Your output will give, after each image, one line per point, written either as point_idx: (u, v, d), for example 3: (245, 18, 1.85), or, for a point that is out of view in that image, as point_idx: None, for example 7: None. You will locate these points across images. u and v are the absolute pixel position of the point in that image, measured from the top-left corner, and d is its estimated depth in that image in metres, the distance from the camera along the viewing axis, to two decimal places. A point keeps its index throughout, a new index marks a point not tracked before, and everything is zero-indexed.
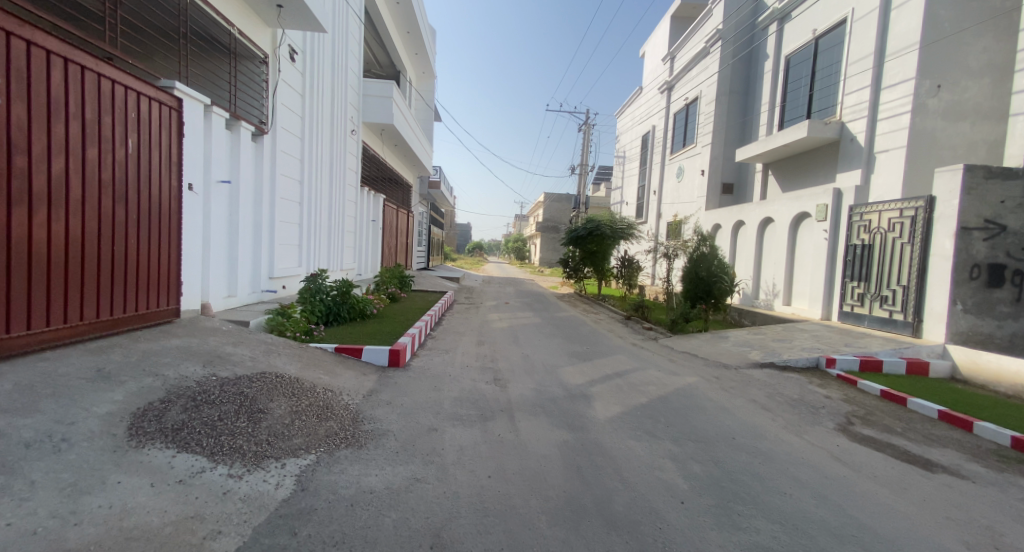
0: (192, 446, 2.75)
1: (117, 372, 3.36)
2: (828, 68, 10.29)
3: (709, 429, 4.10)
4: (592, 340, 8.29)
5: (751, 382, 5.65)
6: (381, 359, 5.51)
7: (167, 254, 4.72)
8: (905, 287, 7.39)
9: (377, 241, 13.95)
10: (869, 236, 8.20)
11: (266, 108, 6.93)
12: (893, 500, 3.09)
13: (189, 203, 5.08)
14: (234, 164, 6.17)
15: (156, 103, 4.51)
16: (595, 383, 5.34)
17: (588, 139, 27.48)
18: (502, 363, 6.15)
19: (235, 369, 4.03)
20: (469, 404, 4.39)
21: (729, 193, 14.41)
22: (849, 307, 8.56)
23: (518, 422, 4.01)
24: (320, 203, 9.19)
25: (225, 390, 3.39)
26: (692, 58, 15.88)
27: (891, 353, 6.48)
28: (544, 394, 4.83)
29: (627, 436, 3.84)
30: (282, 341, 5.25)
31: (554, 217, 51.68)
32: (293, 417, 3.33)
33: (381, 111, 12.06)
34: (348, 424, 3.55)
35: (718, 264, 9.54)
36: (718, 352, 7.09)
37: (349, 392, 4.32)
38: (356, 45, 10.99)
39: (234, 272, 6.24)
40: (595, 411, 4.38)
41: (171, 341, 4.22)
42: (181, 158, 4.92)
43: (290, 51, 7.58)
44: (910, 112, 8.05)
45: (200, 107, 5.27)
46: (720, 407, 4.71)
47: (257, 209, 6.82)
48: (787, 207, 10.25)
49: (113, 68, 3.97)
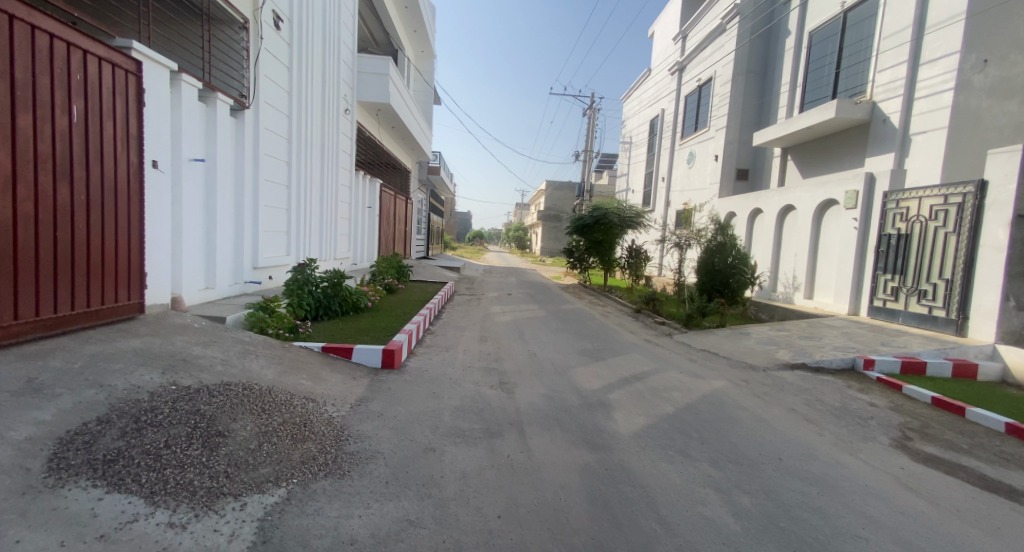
0: (127, 484, 2.18)
1: (51, 383, 2.78)
2: (858, 44, 9.57)
3: (751, 447, 3.53)
4: (603, 335, 7.72)
5: (785, 386, 5.08)
6: (373, 360, 4.94)
7: (128, 241, 4.11)
8: (948, 281, 6.81)
9: (373, 229, 13.33)
10: (906, 225, 7.57)
11: (247, 79, 6.27)
12: (989, 543, 2.54)
13: (154, 182, 4.45)
14: (210, 142, 5.55)
15: (109, 65, 3.86)
16: (613, 388, 4.77)
17: (593, 123, 26.64)
18: (508, 364, 5.58)
19: (201, 376, 3.45)
20: (472, 415, 3.82)
21: (744, 179, 13.76)
22: (881, 302, 7.97)
23: (530, 439, 3.44)
24: (311, 186, 8.56)
25: (178, 407, 2.78)
26: (707, 36, 15.09)
27: (936, 354, 5.90)
28: (557, 402, 4.26)
29: (657, 457, 3.28)
30: (262, 340, 4.67)
31: (556, 205, 50.73)
32: (263, 440, 2.74)
33: (378, 89, 11.34)
34: (330, 446, 2.98)
35: (737, 255, 8.93)
36: (742, 351, 6.52)
37: (333, 402, 3.74)
38: (350, 17, 10.28)
39: (212, 261, 5.66)
40: (617, 425, 3.80)
41: (129, 342, 3.64)
42: (141, 130, 4.26)
43: (274, 17, 6.90)
44: (952, 89, 7.37)
45: (165, 73, 4.61)
46: (757, 418, 4.13)
47: (238, 192, 6.20)
48: (810, 195, 9.63)
49: (49, 18, 3.30)
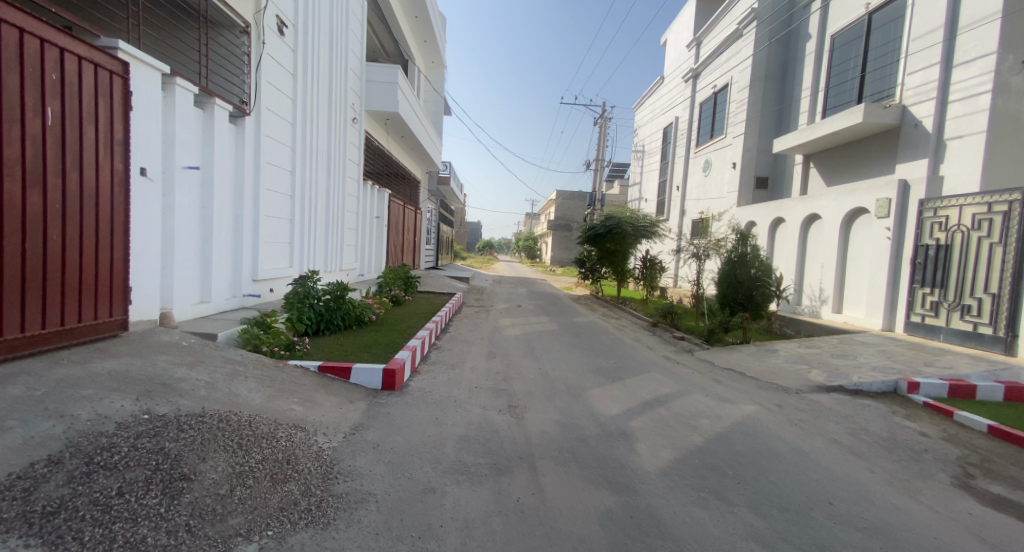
0: (65, 544, 1.83)
1: (1, 414, 2.45)
2: (884, 46, 9.14)
3: (796, 488, 3.08)
4: (619, 352, 7.28)
5: (824, 412, 4.60)
6: (373, 382, 4.59)
7: (109, 253, 3.84)
8: (995, 295, 6.30)
9: (380, 239, 13.06)
10: (945, 235, 7.04)
11: (248, 85, 6.06)
12: None
13: (142, 190, 4.20)
14: (206, 149, 5.32)
15: (90, 65, 3.63)
16: (633, 414, 4.34)
17: (605, 132, 26.32)
18: (518, 384, 5.17)
19: (180, 402, 3.11)
20: (477, 447, 3.43)
21: (763, 187, 13.28)
22: (919, 318, 7.39)
23: (542, 477, 3.03)
24: (316, 196, 8.32)
25: (140, 444, 2.43)
26: (722, 42, 14.72)
27: (985, 377, 5.37)
28: (571, 431, 3.85)
29: (687, 501, 2.84)
30: (254, 360, 4.33)
31: (566, 214, 50.32)
32: (235, 483, 2.39)
33: (386, 97, 11.14)
34: (316, 487, 2.61)
35: (761, 266, 8.47)
36: (771, 371, 6.04)
37: (325, 431, 3.39)
38: (358, 25, 10.15)
39: (207, 274, 5.40)
40: (640, 460, 3.37)
41: (105, 364, 3.33)
42: (127, 135, 4.02)
43: (277, 23, 6.70)
44: (990, 91, 6.91)
45: (156, 75, 4.38)
46: (798, 451, 3.66)
47: (237, 201, 5.98)
48: (837, 203, 9.15)
49: (20, 12, 3.06)
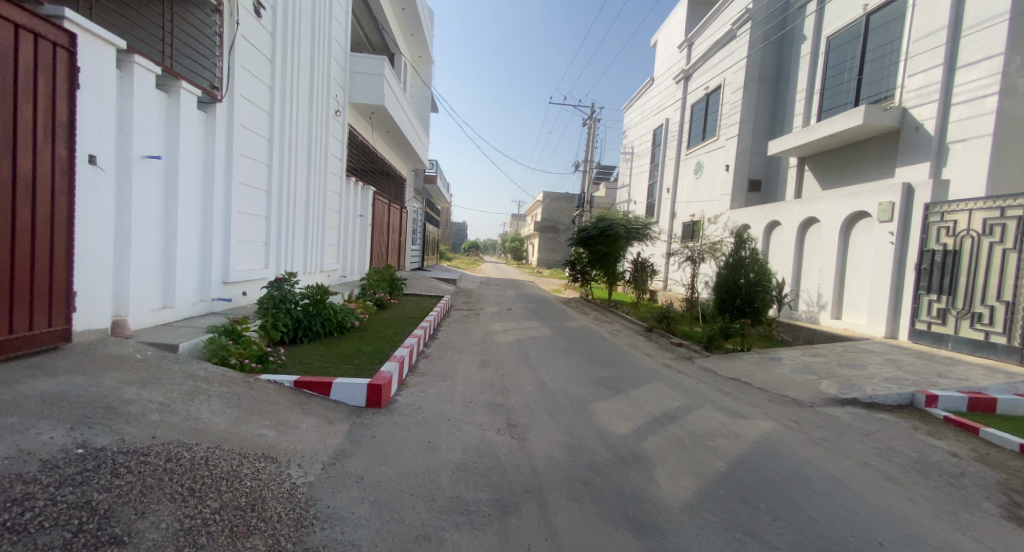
0: None
1: None
2: (882, 48, 9.03)
3: (838, 525, 2.71)
4: (619, 360, 6.92)
5: (844, 429, 4.31)
6: (357, 399, 4.13)
7: (48, 254, 3.29)
8: (1010, 303, 6.13)
9: (364, 239, 12.49)
10: (953, 240, 6.87)
11: (219, 69, 5.51)
12: None
13: (90, 182, 3.66)
14: (170, 138, 4.79)
15: (28, 35, 3.09)
16: (645, 433, 3.96)
17: (594, 133, 26.16)
18: (516, 398, 4.75)
19: (126, 431, 2.60)
20: (477, 478, 3.00)
21: (756, 190, 13.14)
22: (925, 325, 7.23)
23: (554, 516, 2.62)
24: (295, 192, 7.80)
25: (62, 498, 1.92)
26: (715, 42, 14.56)
27: (1004, 389, 5.15)
28: (581, 456, 3.44)
29: (723, 543, 2.47)
30: (219, 375, 3.81)
31: (552, 216, 50.12)
32: (183, 544, 1.92)
33: (372, 89, 10.62)
34: (284, 540, 2.16)
35: (760, 270, 8.22)
36: (780, 382, 5.74)
37: (301, 462, 2.92)
38: (342, 13, 9.60)
39: (171, 277, 4.87)
40: (661, 492, 2.99)
41: (36, 384, 2.80)
42: (74, 118, 3.48)
43: (254, 4, 6.19)
44: (997, 94, 6.76)
45: (111, 52, 3.85)
46: (830, 477, 3.33)
47: (207, 195, 5.44)
48: (836, 207, 9.00)
49: None
